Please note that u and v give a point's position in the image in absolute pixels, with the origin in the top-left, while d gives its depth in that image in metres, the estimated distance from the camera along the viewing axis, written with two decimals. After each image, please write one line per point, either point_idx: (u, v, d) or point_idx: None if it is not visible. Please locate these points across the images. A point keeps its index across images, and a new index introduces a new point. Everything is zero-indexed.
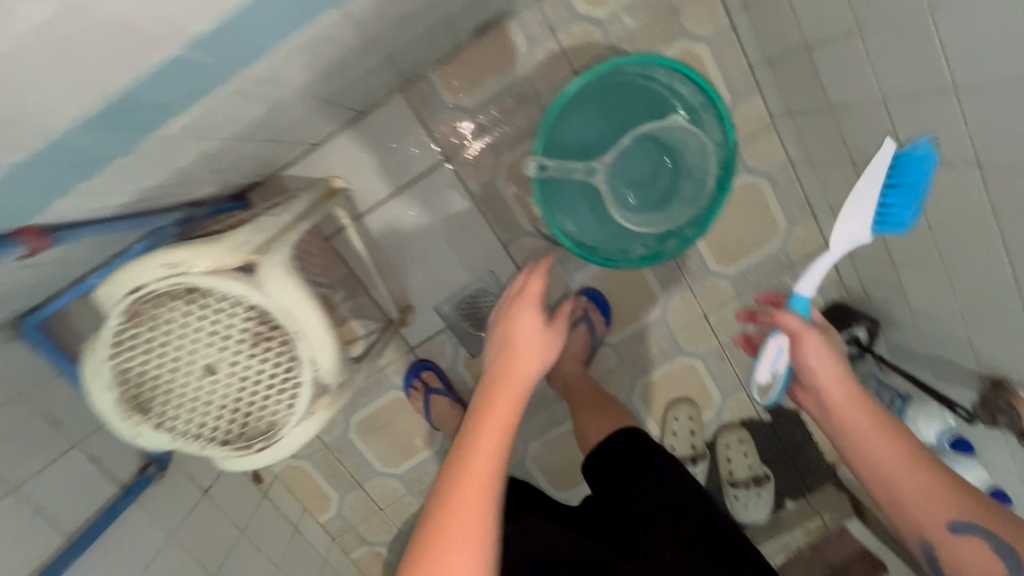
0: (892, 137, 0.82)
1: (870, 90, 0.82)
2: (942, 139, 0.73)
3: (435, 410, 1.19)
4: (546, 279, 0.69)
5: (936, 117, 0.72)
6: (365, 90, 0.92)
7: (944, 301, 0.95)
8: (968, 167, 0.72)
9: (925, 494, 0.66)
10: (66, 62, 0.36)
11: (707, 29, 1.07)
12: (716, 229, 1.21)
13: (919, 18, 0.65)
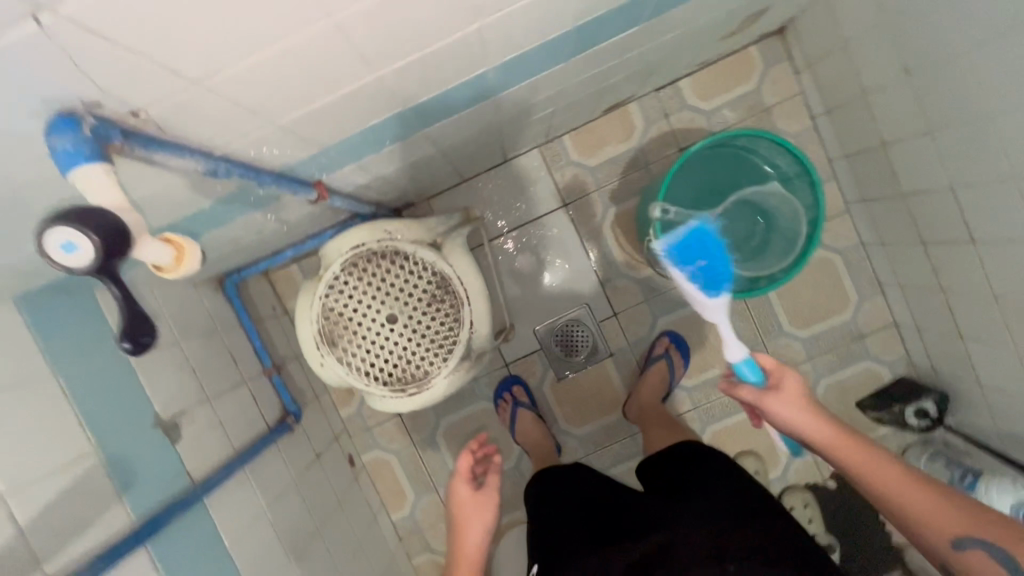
0: (960, 216, 0.98)
1: (938, 179, 1.01)
2: (1005, 217, 0.89)
3: (520, 424, 1.28)
4: (469, 457, 1.00)
5: (998, 199, 0.89)
6: (520, 138, 1.18)
7: (1009, 371, 1.04)
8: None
9: (932, 516, 0.66)
10: (443, 66, 0.60)
11: (794, 128, 1.31)
12: (791, 295, 1.36)
13: (980, 120, 0.85)
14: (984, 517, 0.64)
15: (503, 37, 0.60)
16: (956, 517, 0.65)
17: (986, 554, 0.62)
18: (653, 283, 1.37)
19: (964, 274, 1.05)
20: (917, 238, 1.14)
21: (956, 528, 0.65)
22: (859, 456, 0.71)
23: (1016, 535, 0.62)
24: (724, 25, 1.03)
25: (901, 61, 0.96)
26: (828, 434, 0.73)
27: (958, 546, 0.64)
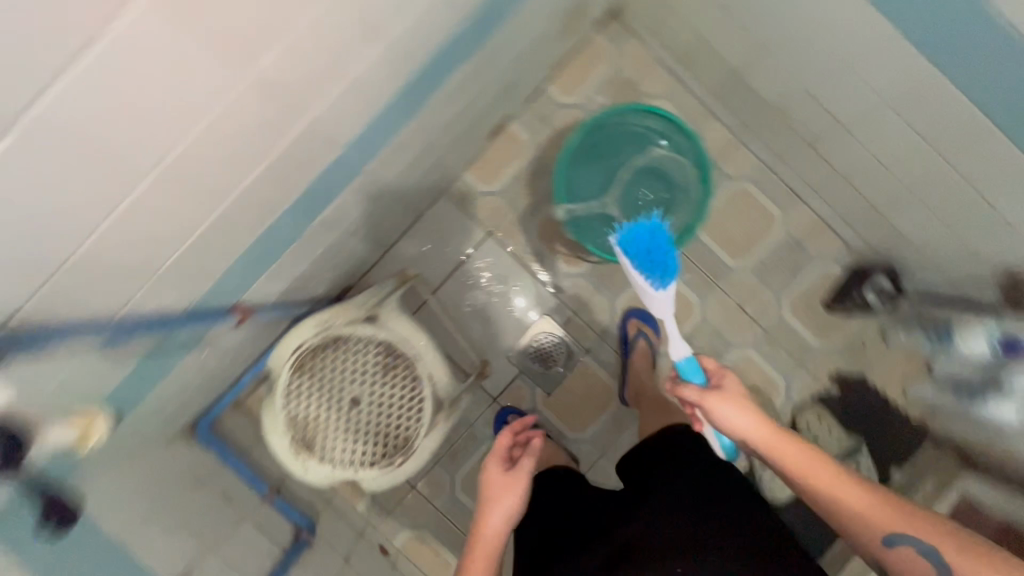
0: (826, 111, 1.09)
1: (794, 85, 1.10)
2: (857, 96, 1.00)
3: None
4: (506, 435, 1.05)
5: (845, 85, 1.00)
6: (421, 191, 1.23)
7: (930, 223, 1.13)
8: (884, 108, 0.98)
9: (864, 511, 0.74)
10: (315, 159, 0.66)
11: (661, 88, 1.39)
12: (724, 233, 1.43)
13: (800, 28, 0.97)
14: (906, 511, 0.73)
15: (352, 119, 0.66)
16: (886, 511, 0.73)
17: (910, 550, 0.72)
18: (597, 271, 1.41)
19: (858, 155, 1.13)
20: (804, 141, 1.22)
21: (882, 522, 0.73)
22: (801, 456, 0.77)
23: (929, 527, 0.71)
24: (559, 26, 1.12)
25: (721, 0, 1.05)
26: (770, 438, 0.79)
27: (884, 536, 0.73)
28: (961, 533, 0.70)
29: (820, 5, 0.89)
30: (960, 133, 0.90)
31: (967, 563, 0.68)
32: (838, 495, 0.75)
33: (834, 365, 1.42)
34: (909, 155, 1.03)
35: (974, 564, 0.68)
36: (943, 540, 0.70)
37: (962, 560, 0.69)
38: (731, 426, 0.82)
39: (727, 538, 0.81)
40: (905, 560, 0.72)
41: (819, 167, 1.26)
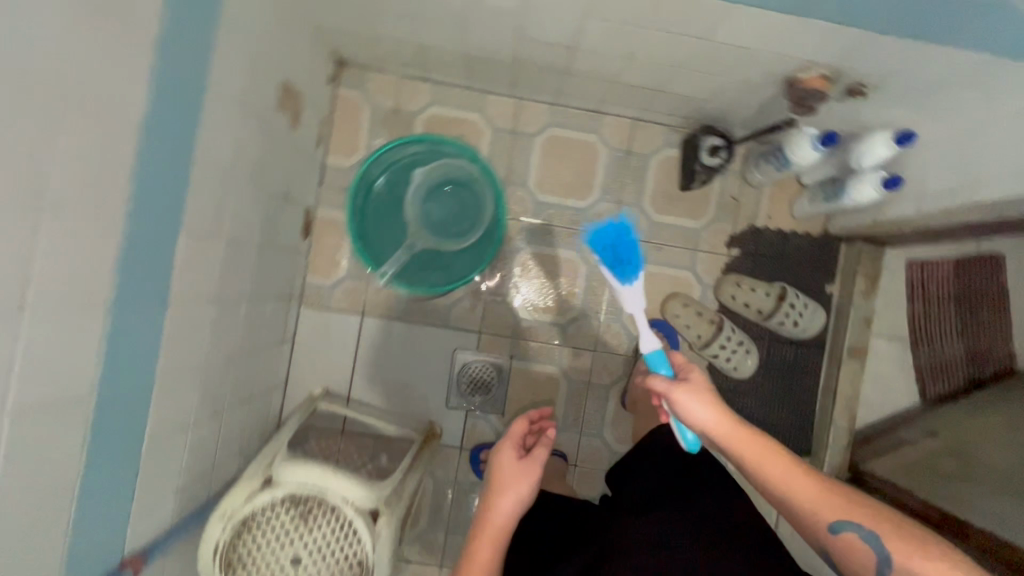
0: (553, 44, 1.09)
1: (515, 39, 1.10)
2: (563, 21, 1.00)
3: None
4: (521, 427, 1.07)
5: (546, 19, 1.00)
6: (269, 326, 1.24)
7: (703, 78, 1.13)
8: (589, 20, 0.98)
9: (816, 499, 0.85)
10: (76, 419, 0.65)
11: (424, 99, 1.39)
12: (559, 183, 1.43)
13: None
14: (857, 508, 0.84)
15: (86, 363, 0.66)
16: (835, 503, 0.84)
17: (852, 535, 0.82)
18: (475, 286, 1.43)
19: (605, 63, 1.14)
20: (560, 74, 1.23)
21: (829, 513, 0.84)
22: (761, 448, 0.88)
23: (874, 516, 0.83)
24: (280, 119, 1.11)
25: (396, 8, 1.05)
26: (733, 432, 0.90)
27: (829, 525, 0.83)
28: (910, 528, 0.81)
29: None
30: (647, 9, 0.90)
31: (907, 554, 0.79)
32: (792, 483, 0.86)
33: (722, 232, 1.44)
34: (635, 44, 1.03)
35: (914, 556, 0.78)
36: (888, 534, 0.81)
37: (902, 553, 0.79)
38: (695, 416, 0.93)
39: (691, 524, 1.04)
40: (847, 545, 0.83)
41: (592, 84, 1.26)
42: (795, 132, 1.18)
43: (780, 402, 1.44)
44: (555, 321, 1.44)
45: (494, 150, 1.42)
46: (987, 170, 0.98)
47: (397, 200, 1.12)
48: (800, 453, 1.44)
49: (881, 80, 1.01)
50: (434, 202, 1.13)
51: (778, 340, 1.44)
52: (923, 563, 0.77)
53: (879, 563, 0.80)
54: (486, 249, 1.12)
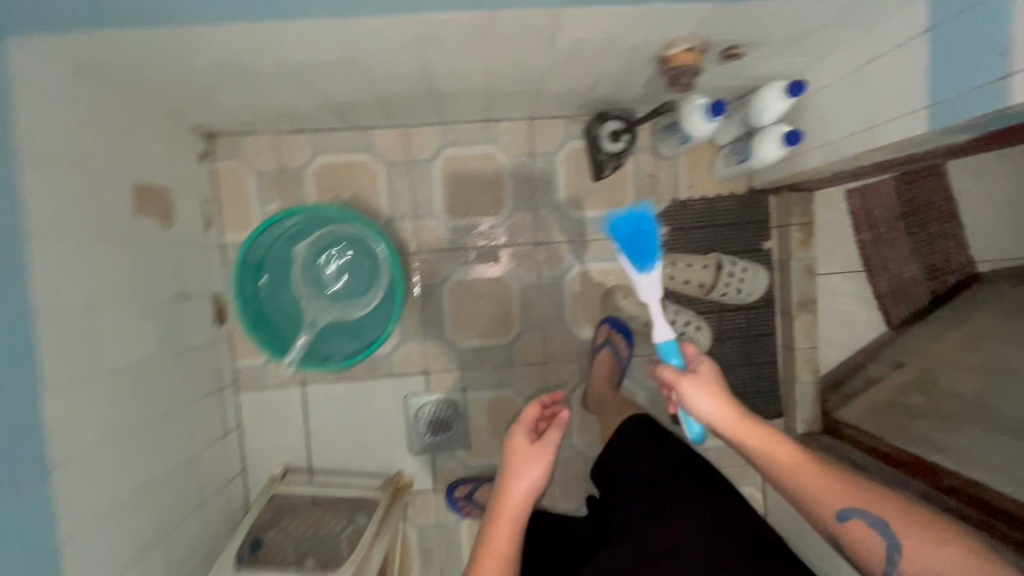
0: (406, 80, 1.02)
1: (366, 83, 1.03)
2: (403, 59, 0.93)
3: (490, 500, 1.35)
4: (536, 406, 1.01)
5: (386, 60, 0.93)
6: (205, 426, 1.21)
7: (574, 74, 1.06)
8: (427, 53, 0.90)
9: (823, 484, 0.82)
10: None
11: (308, 150, 1.32)
12: (468, 203, 1.36)
13: (301, 58, 0.89)
14: (873, 500, 0.80)
15: None
16: (848, 492, 0.81)
17: (860, 523, 0.79)
18: (410, 327, 1.38)
19: (467, 82, 1.06)
20: (431, 99, 1.15)
21: (839, 500, 0.81)
22: (767, 436, 0.87)
23: (889, 508, 0.79)
24: (146, 224, 1.04)
25: (228, 80, 0.97)
26: (737, 422, 0.88)
27: (838, 513, 0.80)
28: (929, 522, 0.76)
29: (282, 41, 0.81)
30: (476, 31, 0.83)
31: (920, 546, 0.74)
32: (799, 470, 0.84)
33: (647, 212, 1.38)
34: (486, 61, 0.96)
35: (929, 548, 0.74)
36: (904, 527, 0.77)
37: (915, 546, 0.75)
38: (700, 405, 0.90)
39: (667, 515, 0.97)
40: (856, 533, 0.79)
41: (468, 101, 1.18)
42: (687, 105, 1.10)
43: (742, 370, 1.40)
44: (499, 342, 1.40)
45: (393, 186, 1.35)
46: (878, 113, 0.92)
47: (282, 275, 1.06)
48: (773, 415, 1.41)
49: (752, 39, 0.93)
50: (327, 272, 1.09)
51: (726, 310, 1.39)
52: (938, 556, 0.73)
53: (890, 551, 0.76)
54: (390, 307, 1.08)
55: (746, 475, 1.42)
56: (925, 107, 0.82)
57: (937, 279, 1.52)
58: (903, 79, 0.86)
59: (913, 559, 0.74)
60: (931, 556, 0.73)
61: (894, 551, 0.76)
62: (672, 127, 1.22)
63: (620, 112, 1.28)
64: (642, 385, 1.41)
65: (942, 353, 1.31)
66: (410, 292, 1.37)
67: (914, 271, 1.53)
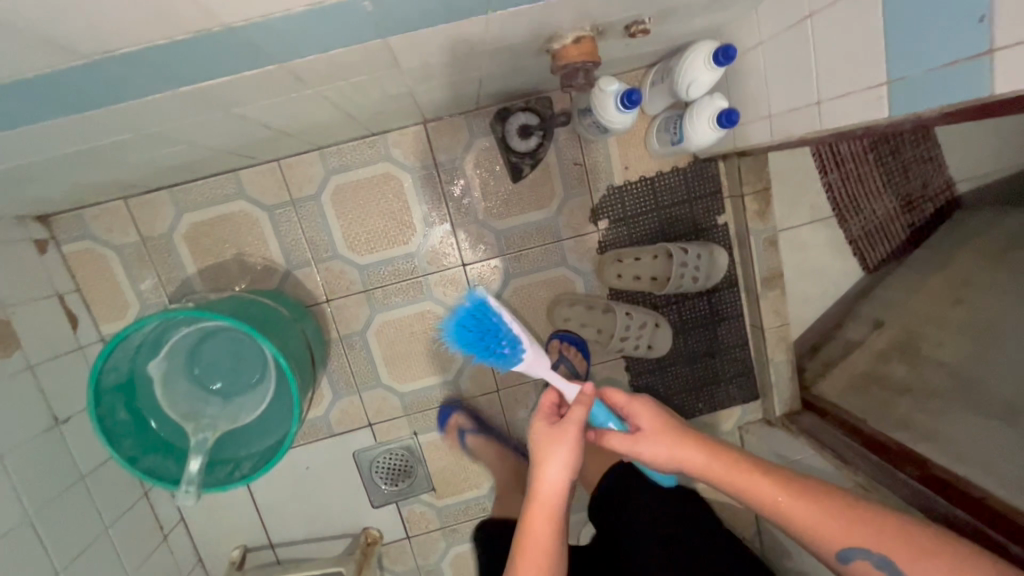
0: (240, 133, 0.81)
1: (193, 145, 0.82)
2: (218, 121, 0.72)
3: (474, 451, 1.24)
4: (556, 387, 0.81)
5: (198, 125, 0.73)
6: (134, 541, 1.10)
7: (448, 83, 0.85)
8: (243, 111, 0.70)
9: (823, 527, 0.71)
10: None
11: (171, 211, 1.11)
12: (372, 234, 1.17)
13: (78, 146, 0.68)
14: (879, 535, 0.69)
15: None
16: (850, 528, 0.70)
17: (866, 559, 0.69)
18: (341, 382, 1.24)
19: (317, 117, 0.84)
20: (290, 137, 0.94)
21: (842, 541, 0.70)
22: (747, 482, 0.73)
23: (894, 537, 0.69)
24: None
25: (7, 181, 0.76)
26: (712, 465, 0.75)
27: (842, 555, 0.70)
28: (944, 550, 0.66)
29: (25, 141, 0.60)
30: (281, 82, 0.62)
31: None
32: (792, 515, 0.72)
33: (581, 206, 1.19)
34: (324, 99, 0.75)
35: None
36: (915, 560, 0.67)
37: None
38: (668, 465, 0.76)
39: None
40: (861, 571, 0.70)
41: (336, 128, 0.97)
42: (596, 95, 0.88)
43: (712, 359, 1.28)
44: (444, 379, 1.26)
45: (283, 231, 1.15)
46: (824, 89, 0.72)
47: (148, 398, 0.90)
48: (751, 398, 1.31)
49: (659, 10, 0.71)
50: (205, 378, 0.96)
51: (685, 299, 1.24)
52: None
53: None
54: (283, 397, 0.92)
55: None
56: (880, 85, 0.63)
57: (913, 211, 1.37)
58: (850, 48, 0.65)
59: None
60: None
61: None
62: (582, 112, 1.02)
63: (527, 103, 1.11)
64: None
65: (923, 309, 1.19)
66: (332, 346, 1.22)
67: (888, 206, 1.36)
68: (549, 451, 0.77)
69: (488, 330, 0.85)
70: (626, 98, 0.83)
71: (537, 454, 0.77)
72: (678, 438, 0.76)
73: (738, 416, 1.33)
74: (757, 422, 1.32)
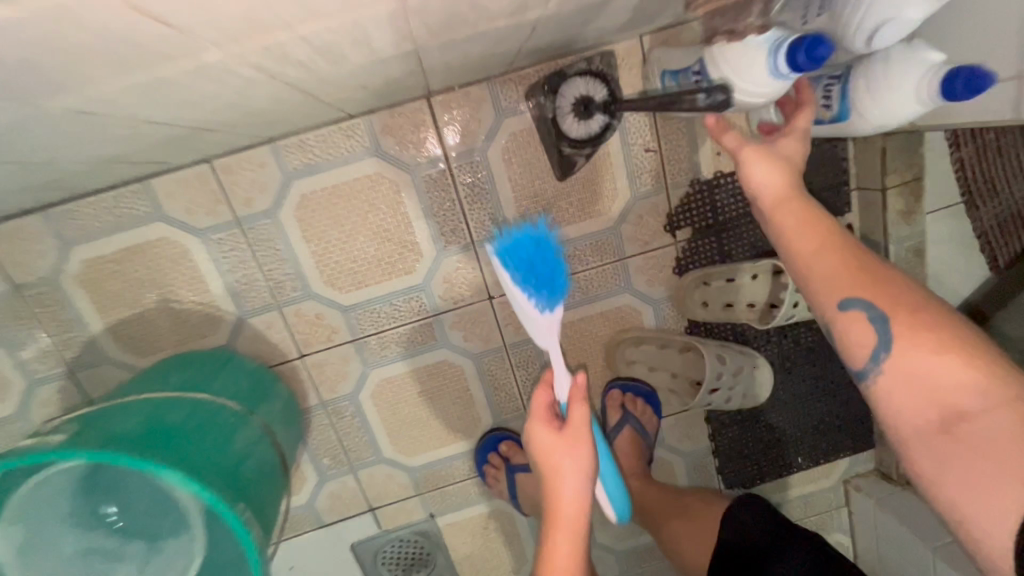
0: (111, 136, 0.45)
1: (28, 160, 0.46)
2: (43, 123, 0.36)
3: (526, 490, 0.90)
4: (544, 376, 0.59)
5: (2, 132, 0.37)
6: None
7: (479, 35, 0.49)
8: (78, 101, 0.34)
9: (842, 269, 0.50)
10: None
11: (59, 241, 0.75)
12: (356, 262, 0.81)
13: None
14: (896, 302, 0.48)
15: None
16: (866, 284, 0.49)
17: (867, 311, 0.48)
18: (327, 459, 0.91)
19: (254, 101, 0.48)
20: (223, 129, 0.57)
21: (844, 290, 0.49)
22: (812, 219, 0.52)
23: (916, 310, 0.47)
24: None
25: None
26: (793, 200, 0.53)
27: (836, 307, 0.50)
28: None
29: None
30: (122, 31, 0.27)
31: (920, 361, 0.46)
32: (815, 257, 0.51)
33: (653, 211, 0.84)
34: (254, 69, 0.38)
35: (934, 367, 0.45)
36: (910, 337, 0.46)
37: (912, 359, 0.46)
38: (752, 178, 0.54)
39: None
40: (857, 326, 0.49)
41: (290, 115, 0.61)
42: (732, 48, 0.53)
43: (820, 403, 0.96)
44: (465, 448, 0.93)
45: (229, 263, 0.80)
46: None
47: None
48: (863, 447, 1.02)
49: None
50: (103, 520, 0.58)
51: (789, 329, 0.92)
52: (942, 374, 0.44)
53: (874, 351, 0.48)
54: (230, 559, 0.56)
55: (830, 525, 1.06)
56: None
57: None
58: None
59: (897, 381, 0.47)
60: (924, 372, 0.45)
61: (881, 355, 0.48)
62: (705, 91, 0.56)
63: (587, 65, 0.75)
64: (679, 452, 0.98)
65: None
66: (312, 414, 0.89)
67: None
68: (556, 462, 0.55)
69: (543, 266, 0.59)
70: (794, 59, 0.48)
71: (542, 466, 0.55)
72: (785, 160, 0.54)
73: (844, 468, 1.04)
74: (868, 476, 1.03)
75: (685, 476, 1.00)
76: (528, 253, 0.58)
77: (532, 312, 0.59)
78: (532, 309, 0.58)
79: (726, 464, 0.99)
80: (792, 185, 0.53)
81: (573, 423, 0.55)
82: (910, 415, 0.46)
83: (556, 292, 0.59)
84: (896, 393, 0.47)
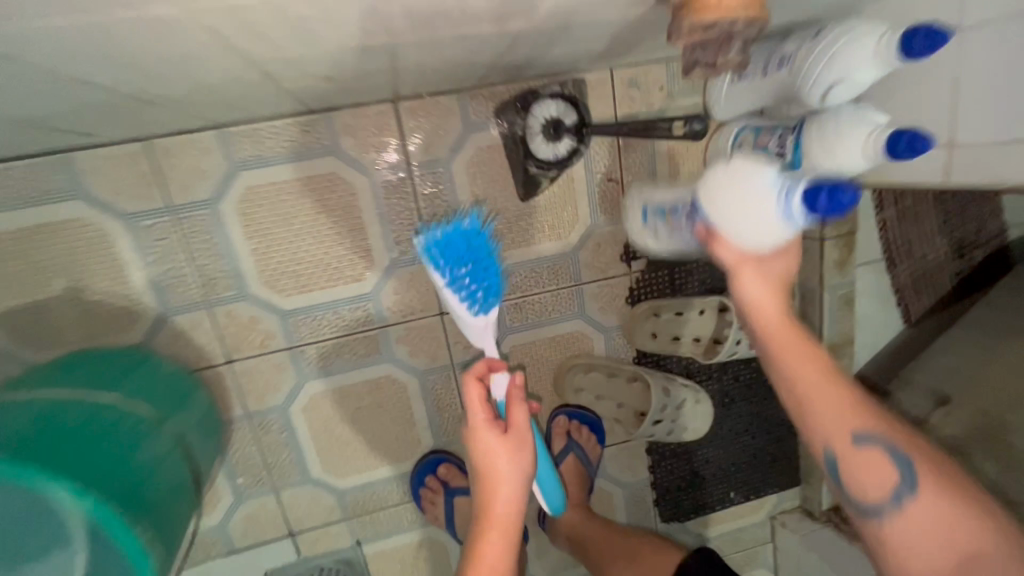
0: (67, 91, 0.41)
1: None
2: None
3: (464, 515, 0.86)
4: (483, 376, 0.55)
5: None
6: None
7: (464, 42, 0.48)
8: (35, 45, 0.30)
9: (857, 408, 0.50)
10: None
11: None
12: (301, 264, 0.76)
13: None
14: (912, 447, 0.49)
15: None
16: (880, 422, 0.50)
17: (878, 450, 0.49)
18: (247, 476, 0.83)
19: (202, 74, 0.43)
20: (168, 103, 0.52)
21: (861, 428, 0.50)
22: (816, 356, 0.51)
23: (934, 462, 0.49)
24: None
25: None
26: (785, 331, 0.52)
27: (854, 444, 0.50)
28: None
29: None
30: None
31: (939, 508, 0.47)
32: (828, 387, 0.51)
33: (611, 239, 0.85)
34: (212, 35, 0.34)
35: (956, 520, 0.46)
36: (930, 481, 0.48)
37: (931, 506, 0.47)
38: (745, 296, 0.52)
39: None
40: (870, 464, 0.49)
41: (253, 99, 0.57)
42: (731, 191, 0.51)
43: (754, 440, 0.99)
44: (401, 471, 0.88)
45: (156, 254, 0.72)
46: None
47: None
48: (790, 484, 1.05)
49: None
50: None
51: (730, 364, 0.95)
52: (959, 522, 0.46)
53: (898, 489, 0.48)
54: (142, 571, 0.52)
55: (755, 560, 1.08)
56: None
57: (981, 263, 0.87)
58: None
59: (920, 526, 0.47)
60: (943, 521, 0.46)
61: (905, 495, 0.48)
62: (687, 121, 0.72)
63: (560, 88, 0.77)
64: (620, 483, 0.98)
65: None
66: (234, 425, 0.81)
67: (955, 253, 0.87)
68: (495, 466, 0.53)
69: (479, 261, 0.58)
70: (815, 199, 0.46)
71: (484, 468, 0.53)
72: (779, 282, 0.52)
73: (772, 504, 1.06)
74: (793, 512, 1.06)
75: (623, 507, 0.99)
76: (460, 250, 0.57)
77: (464, 312, 0.58)
78: (463, 310, 0.57)
79: (663, 497, 0.99)
80: (782, 305, 0.52)
81: (518, 423, 0.54)
82: (932, 562, 0.46)
83: (491, 292, 0.58)
84: (918, 531, 0.47)
